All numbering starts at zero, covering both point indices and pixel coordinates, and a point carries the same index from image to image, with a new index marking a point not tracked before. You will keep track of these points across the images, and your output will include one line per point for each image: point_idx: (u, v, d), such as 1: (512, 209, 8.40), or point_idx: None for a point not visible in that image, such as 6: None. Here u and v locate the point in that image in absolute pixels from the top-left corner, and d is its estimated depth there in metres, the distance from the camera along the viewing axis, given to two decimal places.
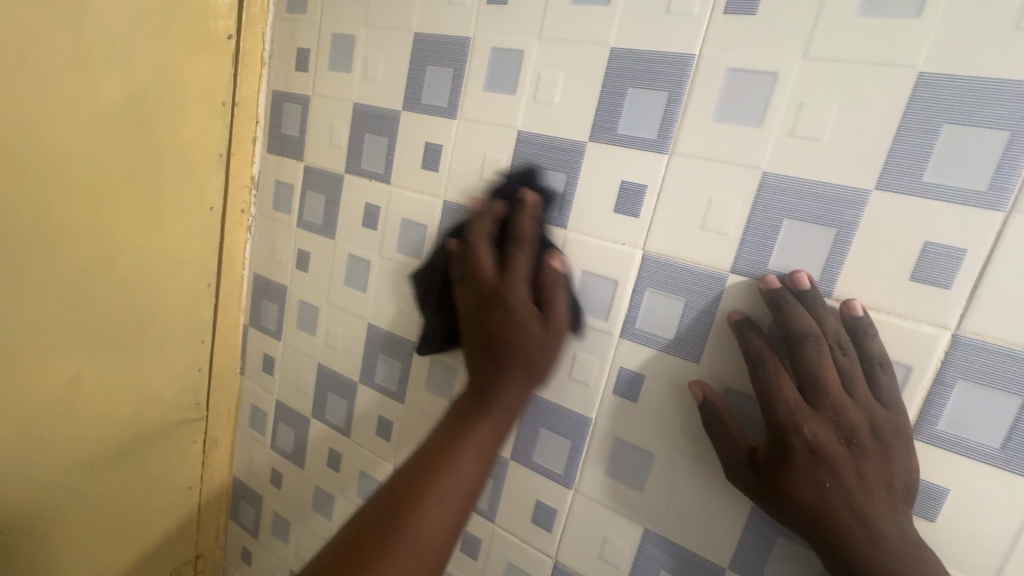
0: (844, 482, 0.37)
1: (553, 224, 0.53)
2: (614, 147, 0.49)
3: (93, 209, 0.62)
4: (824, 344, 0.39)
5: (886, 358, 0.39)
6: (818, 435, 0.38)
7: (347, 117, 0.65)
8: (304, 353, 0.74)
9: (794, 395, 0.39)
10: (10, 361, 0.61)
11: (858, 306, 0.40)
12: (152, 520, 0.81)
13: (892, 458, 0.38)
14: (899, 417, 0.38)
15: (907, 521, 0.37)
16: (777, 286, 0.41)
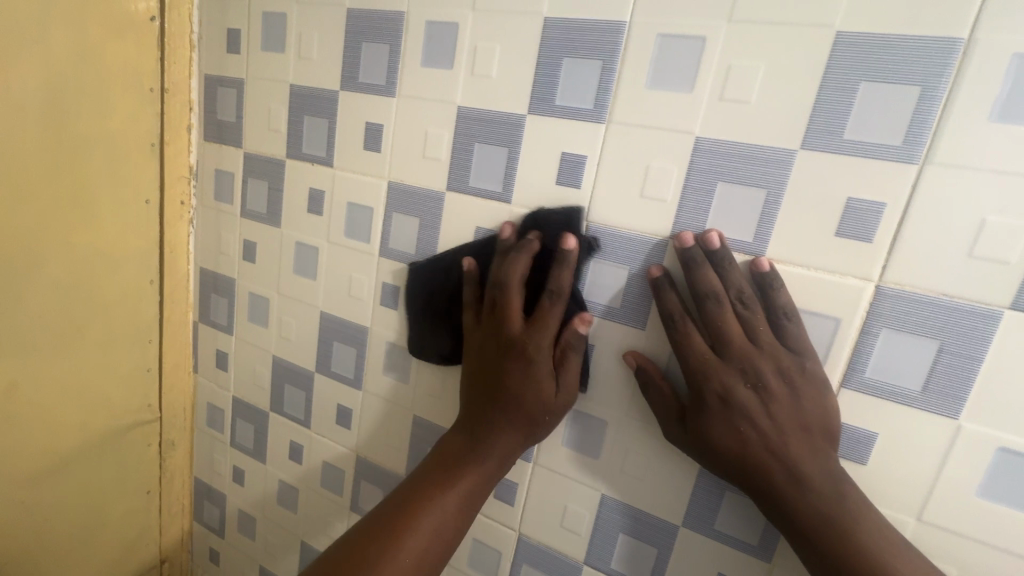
0: (755, 424, 0.41)
1: (497, 200, 0.53)
2: (553, 119, 0.49)
3: (20, 207, 0.59)
4: (726, 300, 0.42)
5: (792, 307, 0.41)
6: (727, 383, 0.41)
7: (284, 100, 0.63)
8: (257, 346, 0.72)
9: (702, 348, 0.42)
10: None
11: (764, 262, 0.42)
12: (110, 529, 0.78)
13: (802, 398, 0.40)
14: (807, 359, 0.41)
15: (823, 456, 0.40)
16: (689, 243, 0.43)
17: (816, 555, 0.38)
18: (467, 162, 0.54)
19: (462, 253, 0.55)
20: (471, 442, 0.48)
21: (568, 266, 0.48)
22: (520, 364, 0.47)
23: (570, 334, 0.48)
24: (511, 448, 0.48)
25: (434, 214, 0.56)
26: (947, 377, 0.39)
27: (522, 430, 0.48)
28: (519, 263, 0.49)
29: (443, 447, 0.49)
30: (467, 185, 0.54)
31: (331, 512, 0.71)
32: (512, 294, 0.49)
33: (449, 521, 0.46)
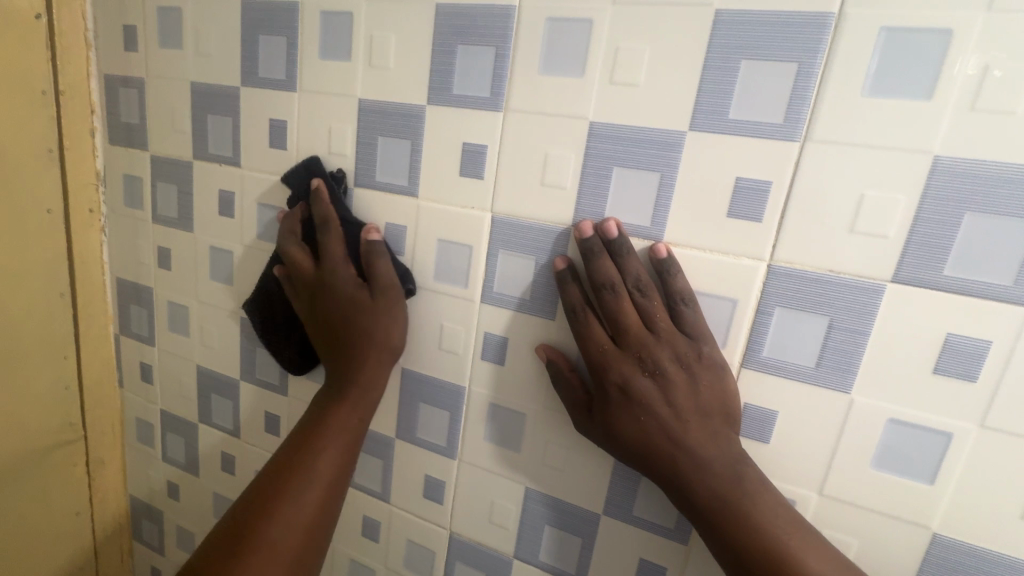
0: (657, 413, 0.40)
1: (403, 194, 0.51)
2: (452, 109, 0.48)
3: None
4: (623, 290, 0.41)
5: (689, 293, 0.41)
6: (626, 372, 0.41)
7: (187, 99, 0.60)
8: (181, 356, 0.70)
9: (602, 339, 0.42)
10: None
11: (662, 249, 0.41)
12: (36, 555, 0.75)
13: (700, 384, 0.40)
14: (705, 345, 0.41)
15: (723, 441, 0.40)
16: (588, 234, 0.43)
17: (722, 541, 0.38)
18: (372, 156, 0.52)
19: (273, 265, 0.55)
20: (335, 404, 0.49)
21: (375, 233, 0.51)
22: (354, 341, 0.49)
23: (397, 267, 0.51)
24: (379, 391, 0.50)
25: None
26: (839, 352, 0.39)
27: (386, 363, 0.50)
28: (335, 240, 0.50)
29: (304, 425, 0.49)
30: (374, 180, 0.52)
31: None
32: (378, 283, 0.49)
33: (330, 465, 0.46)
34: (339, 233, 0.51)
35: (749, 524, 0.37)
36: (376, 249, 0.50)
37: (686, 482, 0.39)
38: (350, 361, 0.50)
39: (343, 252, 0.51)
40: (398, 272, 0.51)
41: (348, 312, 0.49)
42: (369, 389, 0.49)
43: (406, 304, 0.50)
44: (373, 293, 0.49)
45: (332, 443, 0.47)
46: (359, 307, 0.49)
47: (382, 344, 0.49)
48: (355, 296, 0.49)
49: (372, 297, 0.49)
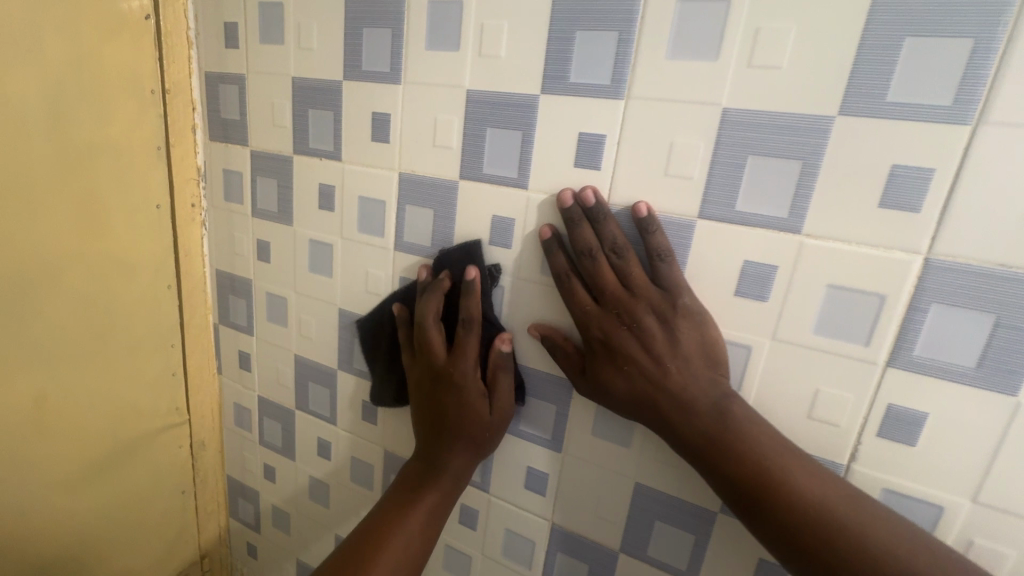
0: (637, 362, 0.44)
1: (512, 187, 0.51)
2: (567, 98, 0.46)
3: (47, 224, 0.59)
4: (600, 254, 0.45)
5: (666, 248, 0.44)
6: (606, 327, 0.45)
7: (288, 94, 0.61)
8: (278, 345, 0.72)
9: (585, 300, 0.46)
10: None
11: (642, 208, 0.44)
12: (150, 529, 0.80)
13: (677, 333, 0.43)
14: (681, 296, 0.43)
15: (703, 380, 0.43)
16: (568, 204, 0.46)
17: (710, 471, 0.42)
18: (480, 148, 0.51)
19: (389, 301, 0.60)
20: (428, 465, 0.53)
21: (475, 294, 0.52)
22: (453, 398, 0.52)
23: (496, 353, 0.53)
24: (464, 466, 0.53)
25: (448, 204, 0.54)
26: (1005, 352, 0.37)
27: (472, 452, 0.53)
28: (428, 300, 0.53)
29: (403, 476, 0.54)
30: (481, 172, 0.52)
31: (364, 507, 0.72)
32: (468, 372, 0.52)
33: (415, 541, 0.50)
34: (439, 290, 0.53)
35: (730, 452, 0.40)
36: (471, 293, 0.52)
37: (673, 420, 0.43)
38: (439, 432, 0.53)
39: (436, 316, 0.53)
40: (495, 361, 0.53)
41: (439, 383, 0.53)
42: (474, 432, 0.52)
43: (493, 389, 0.53)
44: (462, 369, 0.52)
45: (421, 507, 0.51)
46: (449, 384, 0.52)
47: (469, 429, 0.52)
48: (448, 372, 0.52)
49: (471, 348, 0.52)
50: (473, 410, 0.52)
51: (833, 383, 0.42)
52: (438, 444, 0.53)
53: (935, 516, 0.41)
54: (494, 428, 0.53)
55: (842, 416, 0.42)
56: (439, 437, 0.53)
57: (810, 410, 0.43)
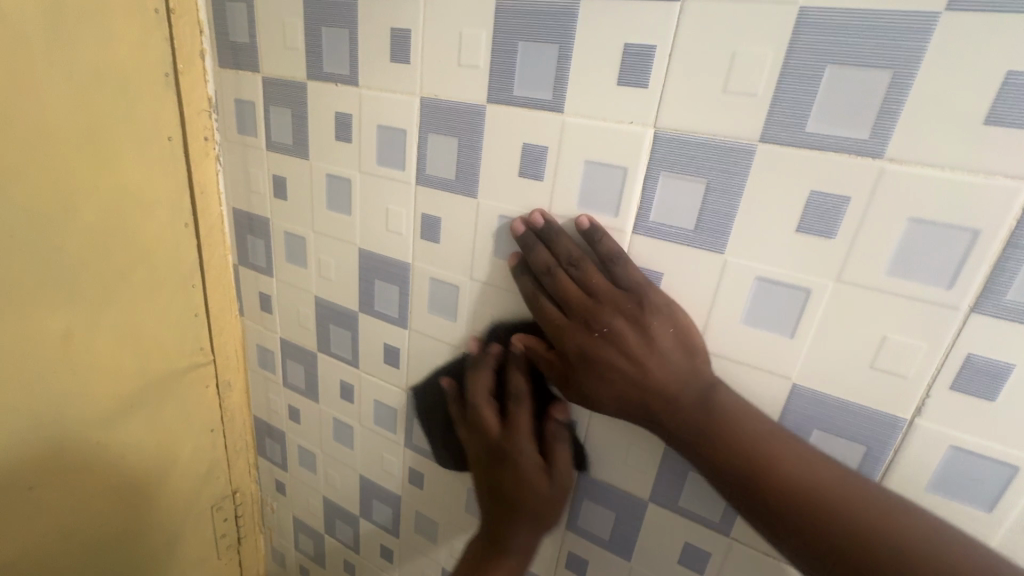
0: (618, 367, 0.43)
1: (546, 110, 0.45)
2: (612, 2, 0.40)
3: (55, 155, 0.56)
4: (558, 269, 0.45)
5: (617, 250, 0.44)
6: (581, 340, 0.44)
7: (299, 11, 0.56)
8: (299, 287, 0.70)
9: (555, 315, 0.46)
10: (18, 333, 0.59)
11: (584, 221, 0.45)
12: (181, 463, 0.82)
13: (650, 329, 0.42)
14: (646, 291, 0.43)
15: (683, 374, 0.42)
16: (520, 229, 0.47)
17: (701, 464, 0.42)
18: (510, 66, 0.46)
19: (438, 374, 0.62)
20: (495, 541, 0.54)
21: (518, 368, 0.54)
22: (511, 472, 0.53)
23: (550, 424, 0.54)
24: (528, 539, 0.54)
25: (474, 132, 0.50)
26: None
27: (535, 528, 0.54)
28: (523, 412, 0.54)
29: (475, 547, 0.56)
30: (512, 95, 0.47)
31: (387, 449, 0.72)
32: (523, 444, 0.53)
33: None
34: (490, 360, 0.56)
35: (718, 444, 0.41)
36: (512, 365, 0.54)
37: (662, 420, 0.43)
38: (505, 509, 0.54)
39: (489, 398, 0.56)
40: (550, 433, 0.54)
41: (501, 460, 0.54)
42: (535, 505, 0.53)
43: (552, 459, 0.53)
44: (519, 447, 0.53)
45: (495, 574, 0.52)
46: (509, 462, 0.53)
47: (530, 506, 0.53)
48: (504, 447, 0.54)
49: (525, 425, 0.53)
50: (533, 486, 0.53)
51: (903, 329, 0.38)
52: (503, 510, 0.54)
53: (1007, 477, 0.37)
54: (555, 498, 0.54)
55: (910, 367, 0.38)
56: (503, 513, 0.54)
57: (874, 360, 0.39)
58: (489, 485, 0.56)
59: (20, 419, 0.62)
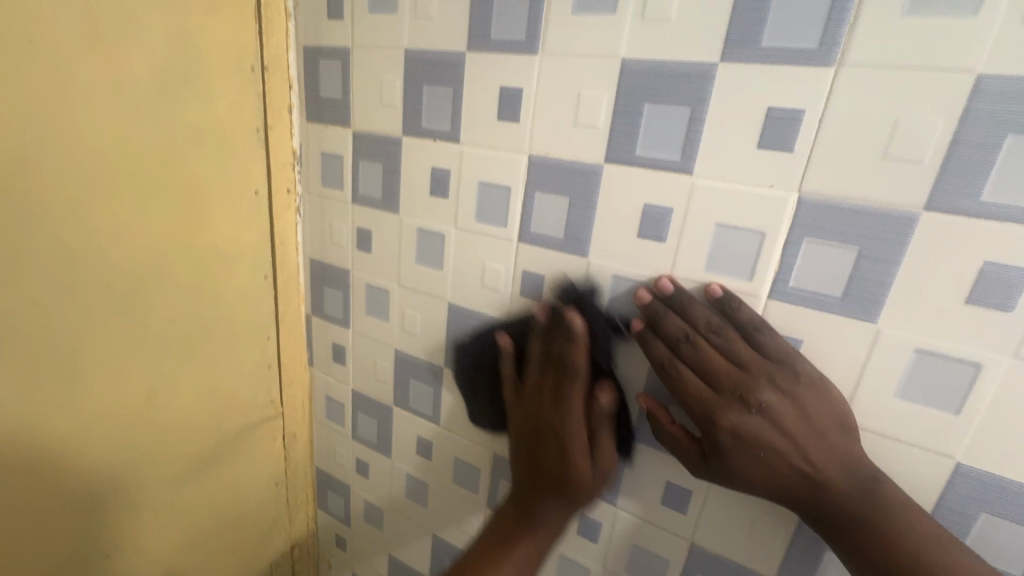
0: (774, 448, 0.40)
1: (674, 172, 0.44)
2: (754, 67, 0.39)
3: (153, 215, 0.56)
4: (696, 338, 0.43)
5: (759, 319, 0.42)
6: (733, 417, 0.41)
7: (399, 68, 0.56)
8: (377, 339, 0.69)
9: (698, 387, 0.43)
10: (107, 396, 0.57)
11: (716, 288, 0.44)
12: (245, 521, 0.79)
13: (804, 404, 0.40)
14: (797, 364, 0.41)
15: (842, 454, 0.39)
16: (647, 299, 0.46)
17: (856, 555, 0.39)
18: (634, 128, 0.45)
19: (497, 329, 0.57)
20: (522, 518, 0.51)
21: (579, 347, 0.50)
22: (555, 444, 0.51)
23: (597, 407, 0.51)
24: (556, 521, 0.51)
25: (589, 191, 0.48)
26: None
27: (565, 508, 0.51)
28: (576, 391, 0.51)
29: (497, 523, 0.52)
30: (634, 155, 0.45)
31: (466, 509, 0.69)
32: (572, 424, 0.50)
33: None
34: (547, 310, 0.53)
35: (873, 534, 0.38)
36: (573, 342, 0.50)
37: (821, 504, 0.40)
38: (538, 482, 0.51)
39: (540, 334, 0.54)
40: (595, 415, 0.52)
41: (539, 433, 0.52)
42: (577, 488, 0.50)
43: (596, 446, 0.52)
44: (568, 425, 0.50)
45: (520, 550, 0.49)
46: (552, 435, 0.51)
47: (563, 477, 0.50)
48: (549, 420, 0.51)
49: (577, 401, 0.50)
50: (575, 466, 0.50)
51: None
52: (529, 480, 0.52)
53: None
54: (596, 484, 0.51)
55: None
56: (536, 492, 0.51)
57: None
58: (528, 441, 0.53)
59: (100, 483, 0.60)
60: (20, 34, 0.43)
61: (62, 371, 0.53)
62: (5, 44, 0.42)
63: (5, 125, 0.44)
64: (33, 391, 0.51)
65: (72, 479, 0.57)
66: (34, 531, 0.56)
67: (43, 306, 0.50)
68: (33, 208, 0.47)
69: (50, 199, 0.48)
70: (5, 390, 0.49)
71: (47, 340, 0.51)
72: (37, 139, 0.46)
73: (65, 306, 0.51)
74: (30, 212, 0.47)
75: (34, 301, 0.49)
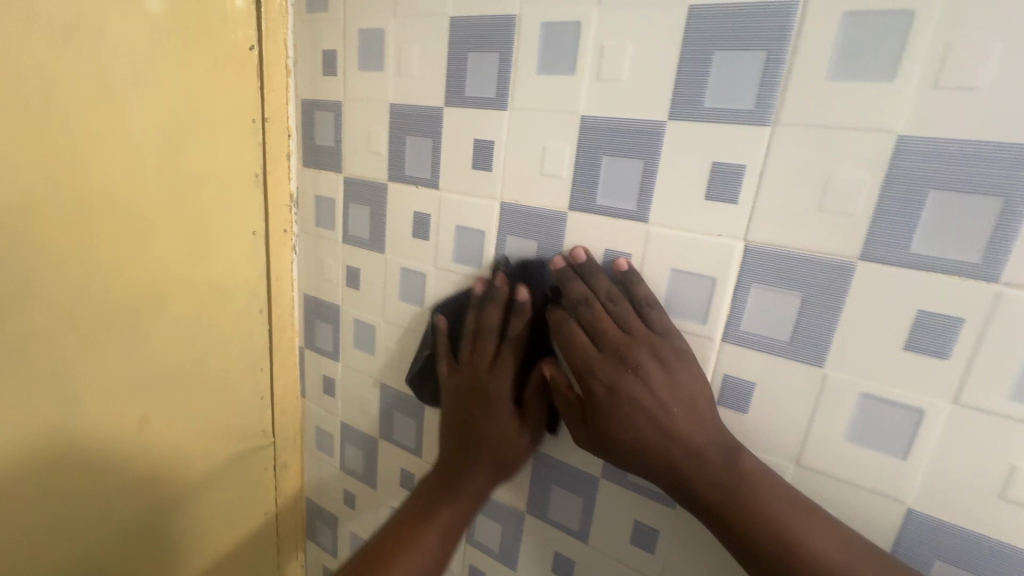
0: (645, 410, 0.43)
1: (631, 220, 0.47)
2: (699, 125, 0.42)
3: (154, 253, 0.60)
4: (595, 303, 0.47)
5: (652, 297, 0.46)
6: (613, 376, 0.45)
7: (385, 120, 0.60)
8: (364, 373, 0.71)
9: (587, 347, 0.46)
10: (103, 423, 0.60)
11: (623, 263, 0.46)
12: (234, 550, 0.80)
13: (677, 376, 0.43)
14: (676, 340, 0.45)
15: (710, 428, 0.43)
16: (560, 264, 0.48)
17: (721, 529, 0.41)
18: (594, 178, 0.48)
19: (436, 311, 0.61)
20: (449, 480, 0.54)
21: (522, 317, 0.53)
22: (486, 412, 0.55)
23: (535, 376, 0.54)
24: (486, 484, 0.54)
25: (554, 236, 0.51)
26: None
27: (494, 470, 0.54)
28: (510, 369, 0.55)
29: (424, 488, 0.55)
30: (595, 204, 0.48)
31: None
32: (505, 393, 0.55)
33: (428, 551, 0.50)
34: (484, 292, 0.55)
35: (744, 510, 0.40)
36: (517, 313, 0.53)
37: (682, 475, 0.42)
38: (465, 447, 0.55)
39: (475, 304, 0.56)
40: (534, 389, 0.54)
41: (474, 397, 0.56)
42: (503, 452, 0.54)
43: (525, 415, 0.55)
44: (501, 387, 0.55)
45: (441, 517, 0.52)
46: (485, 403, 0.55)
47: (496, 447, 0.54)
48: (486, 387, 0.55)
49: (510, 366, 0.55)
50: (506, 436, 0.54)
51: None
52: (463, 452, 0.55)
53: None
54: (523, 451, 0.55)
55: None
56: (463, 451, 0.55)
57: (1001, 489, 0.36)
58: (456, 421, 0.56)
59: (91, 507, 0.62)
60: (38, 98, 0.48)
61: (62, 400, 0.56)
62: (26, 105, 0.48)
63: (18, 174, 0.49)
64: (33, 417, 0.55)
65: (66, 505, 0.60)
66: (28, 556, 0.58)
67: (47, 337, 0.54)
68: (41, 250, 0.51)
69: (58, 239, 0.52)
70: (8, 417, 0.53)
71: (48, 369, 0.55)
72: (48, 189, 0.51)
73: (68, 339, 0.55)
74: (39, 253, 0.51)
75: (38, 335, 0.53)
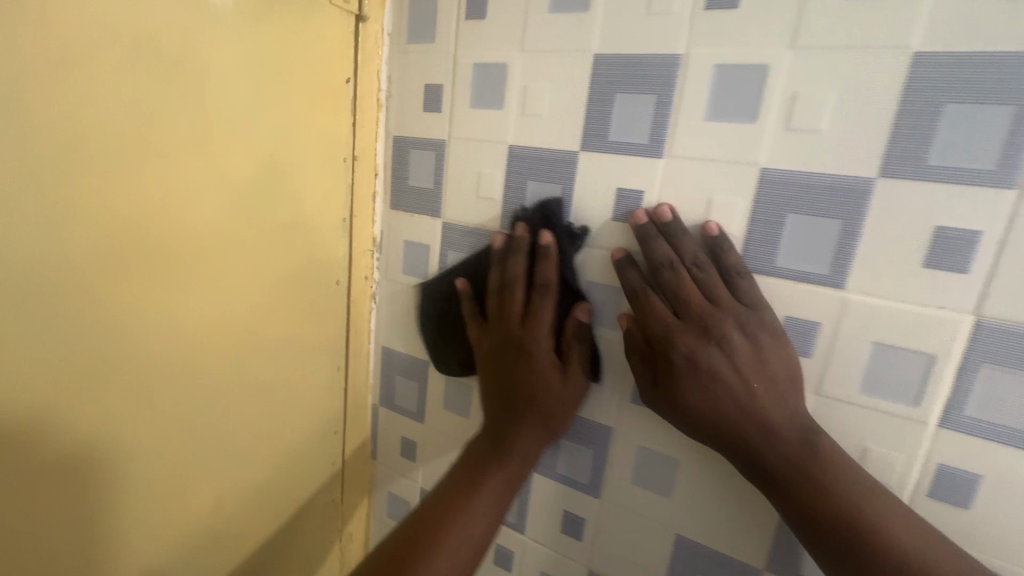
0: (729, 386, 0.42)
1: (822, 285, 0.42)
2: (922, 184, 0.37)
3: (246, 315, 0.52)
4: (680, 269, 0.44)
5: (742, 266, 0.43)
6: (693, 347, 0.43)
7: (500, 163, 0.54)
8: (458, 436, 0.64)
9: (668, 315, 0.44)
10: (182, 514, 0.51)
11: (713, 227, 0.44)
12: None
13: (763, 351, 0.42)
14: (764, 312, 0.42)
15: (794, 406, 0.41)
16: (642, 220, 0.45)
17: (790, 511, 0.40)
18: (775, 237, 0.43)
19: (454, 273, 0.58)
20: (492, 447, 0.49)
21: (550, 258, 0.50)
22: (525, 361, 0.51)
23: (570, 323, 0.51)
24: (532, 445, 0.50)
25: None
26: None
27: (538, 433, 0.51)
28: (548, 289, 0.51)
29: (466, 457, 0.49)
30: (774, 265, 0.43)
31: None
32: (541, 337, 0.51)
33: (476, 531, 0.44)
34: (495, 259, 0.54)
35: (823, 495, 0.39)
36: (544, 258, 0.50)
37: (761, 454, 0.41)
38: (506, 396, 0.51)
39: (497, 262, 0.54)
40: (571, 330, 0.51)
41: (511, 355, 0.52)
42: (544, 405, 0.50)
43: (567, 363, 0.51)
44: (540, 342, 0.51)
45: (488, 485, 0.47)
46: (519, 352, 0.51)
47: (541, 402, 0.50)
48: (523, 337, 0.51)
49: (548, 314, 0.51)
50: (545, 382, 0.50)
51: None
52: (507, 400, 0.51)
53: None
54: (567, 403, 0.51)
55: None
56: (508, 401, 0.51)
57: None
58: (495, 367, 0.52)
59: None
60: (146, 149, 0.40)
61: (142, 502, 0.47)
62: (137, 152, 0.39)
63: (124, 227, 0.40)
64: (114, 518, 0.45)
65: None
66: None
67: (138, 420, 0.44)
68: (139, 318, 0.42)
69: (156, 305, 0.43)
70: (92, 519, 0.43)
71: (137, 460, 0.45)
72: (150, 246, 0.42)
73: (155, 429, 0.46)
74: (134, 332, 0.42)
75: (127, 429, 0.44)
